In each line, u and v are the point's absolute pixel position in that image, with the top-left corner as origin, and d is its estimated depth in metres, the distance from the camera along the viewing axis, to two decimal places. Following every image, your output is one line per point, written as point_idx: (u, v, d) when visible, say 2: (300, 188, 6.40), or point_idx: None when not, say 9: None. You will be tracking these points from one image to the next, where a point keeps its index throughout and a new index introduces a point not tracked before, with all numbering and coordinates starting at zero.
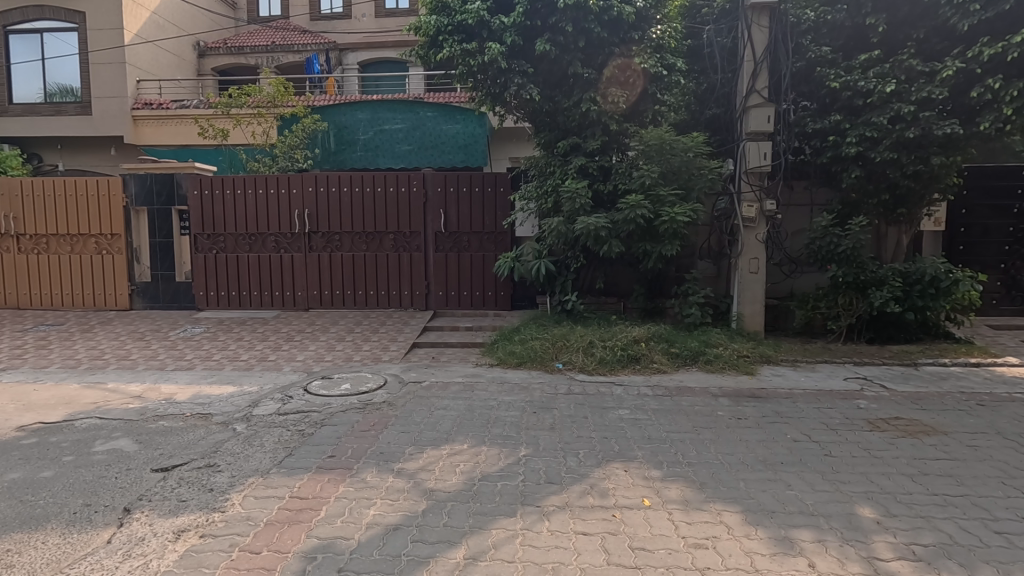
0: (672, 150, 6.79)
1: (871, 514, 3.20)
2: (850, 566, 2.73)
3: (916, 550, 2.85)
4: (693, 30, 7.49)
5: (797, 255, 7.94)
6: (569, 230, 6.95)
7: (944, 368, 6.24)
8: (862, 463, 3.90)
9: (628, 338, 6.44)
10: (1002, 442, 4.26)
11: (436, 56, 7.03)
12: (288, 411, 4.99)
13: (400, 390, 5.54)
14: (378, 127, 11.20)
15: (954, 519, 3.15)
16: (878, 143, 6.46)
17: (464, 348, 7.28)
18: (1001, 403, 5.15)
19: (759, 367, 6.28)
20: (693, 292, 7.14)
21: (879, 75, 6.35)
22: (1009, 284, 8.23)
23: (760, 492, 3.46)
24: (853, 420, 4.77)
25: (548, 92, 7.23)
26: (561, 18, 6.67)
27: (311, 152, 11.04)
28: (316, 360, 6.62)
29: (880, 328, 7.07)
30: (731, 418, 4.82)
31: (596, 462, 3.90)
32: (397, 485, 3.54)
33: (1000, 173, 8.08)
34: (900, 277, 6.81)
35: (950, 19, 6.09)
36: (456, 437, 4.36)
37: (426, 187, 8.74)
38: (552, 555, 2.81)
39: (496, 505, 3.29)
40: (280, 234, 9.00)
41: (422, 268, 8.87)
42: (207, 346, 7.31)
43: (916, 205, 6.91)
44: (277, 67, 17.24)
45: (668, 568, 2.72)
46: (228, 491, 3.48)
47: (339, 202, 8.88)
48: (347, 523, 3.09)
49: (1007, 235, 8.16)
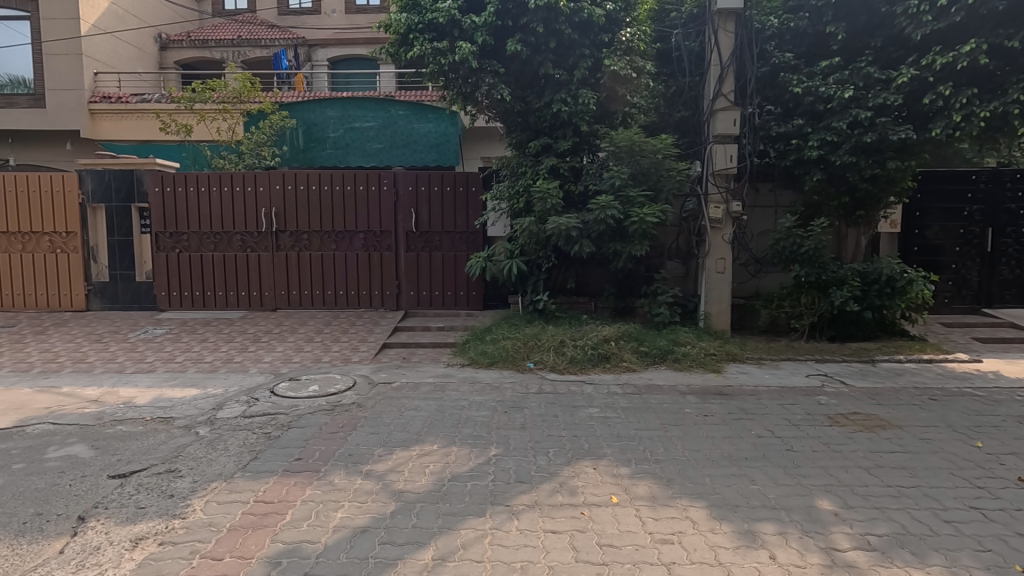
0: (642, 151, 6.90)
1: (830, 507, 3.31)
2: (809, 557, 2.81)
3: (872, 540, 2.96)
4: (662, 33, 7.60)
5: (762, 255, 8.15)
6: (540, 230, 7.00)
7: (900, 364, 6.47)
8: (822, 458, 4.03)
9: (599, 337, 6.51)
10: (952, 435, 4.46)
11: (406, 55, 7.00)
12: (254, 414, 4.89)
13: (370, 391, 5.50)
14: (348, 125, 11.02)
15: (907, 509, 3.28)
16: (838, 147, 6.68)
17: (435, 348, 7.26)
18: (952, 398, 5.39)
19: (725, 365, 6.41)
20: (662, 292, 7.28)
21: (838, 82, 6.57)
22: (959, 284, 8.60)
23: (724, 487, 3.55)
24: (814, 415, 4.92)
25: (520, 93, 7.28)
26: (532, 18, 6.69)
27: (279, 149, 10.81)
28: (284, 362, 6.51)
29: (841, 326, 7.30)
30: (698, 415, 4.91)
31: (566, 461, 3.93)
32: (366, 487, 3.51)
33: (951, 177, 8.46)
34: (859, 277, 7.04)
35: (905, 28, 6.29)
36: (426, 438, 4.34)
37: (397, 186, 8.66)
38: (520, 554, 2.82)
39: (465, 506, 3.28)
40: (246, 234, 8.80)
41: (392, 268, 8.78)
42: (170, 348, 7.10)
43: (874, 207, 7.18)
44: (244, 62, 16.88)
45: (635, 564, 2.76)
46: (189, 497, 3.39)
47: (308, 201, 8.73)
48: (313, 527, 3.04)
49: (958, 237, 8.52)
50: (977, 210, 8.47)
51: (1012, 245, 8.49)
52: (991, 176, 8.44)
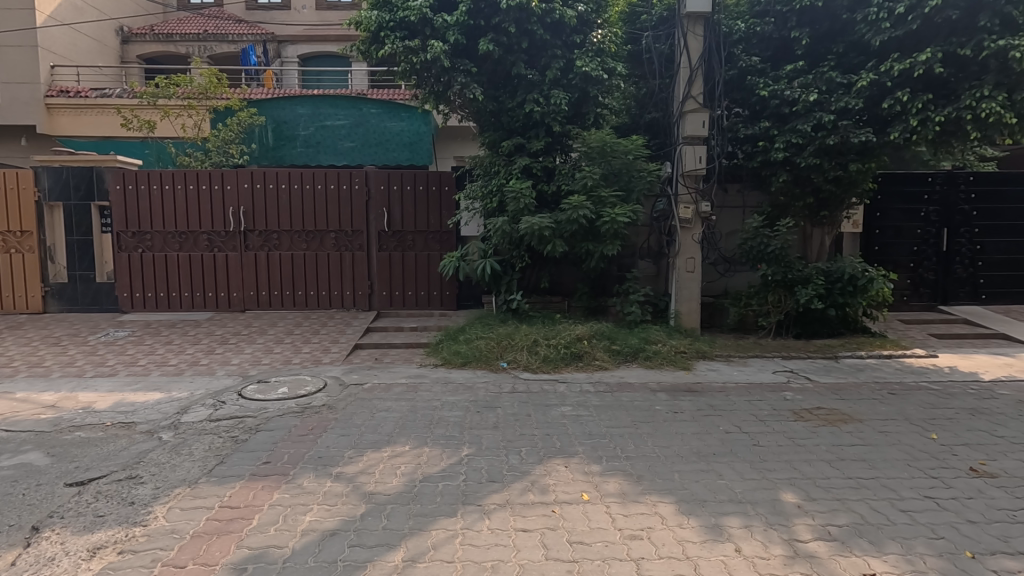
0: (614, 152, 6.98)
1: (793, 499, 3.40)
2: (772, 549, 2.88)
3: (832, 531, 3.05)
4: (633, 36, 7.71)
5: (730, 255, 8.33)
6: (513, 230, 7.02)
7: (861, 360, 6.69)
8: (787, 452, 4.13)
9: (572, 336, 6.56)
10: (909, 427, 4.63)
11: (378, 52, 6.93)
12: (220, 417, 4.78)
13: (341, 393, 5.43)
14: (320, 123, 10.84)
15: (866, 500, 3.40)
16: (802, 149, 6.86)
17: (409, 348, 7.22)
18: (910, 392, 5.60)
19: (695, 362, 6.54)
20: (633, 291, 7.37)
21: (802, 85, 6.74)
22: (918, 282, 8.92)
23: (693, 482, 3.62)
24: (780, 411, 5.05)
25: (493, 92, 7.26)
26: (504, 18, 6.70)
27: (247, 147, 10.59)
28: (253, 364, 6.39)
29: (806, 323, 7.50)
30: (668, 412, 4.99)
31: (538, 459, 3.95)
32: (336, 489, 3.47)
33: (909, 179, 8.77)
34: (823, 276, 7.24)
35: (865, 35, 6.49)
36: (398, 439, 4.32)
37: (369, 185, 8.57)
38: (491, 554, 2.82)
39: (436, 506, 3.28)
40: (213, 233, 8.60)
41: (364, 268, 8.69)
42: (132, 351, 6.89)
43: (836, 208, 7.39)
44: (211, 57, 16.49)
45: (604, 560, 2.79)
46: (150, 504, 3.29)
47: (277, 200, 8.58)
48: (281, 531, 2.99)
49: (916, 236, 8.85)
50: (933, 211, 8.80)
51: (965, 244, 8.86)
52: (946, 179, 8.79)
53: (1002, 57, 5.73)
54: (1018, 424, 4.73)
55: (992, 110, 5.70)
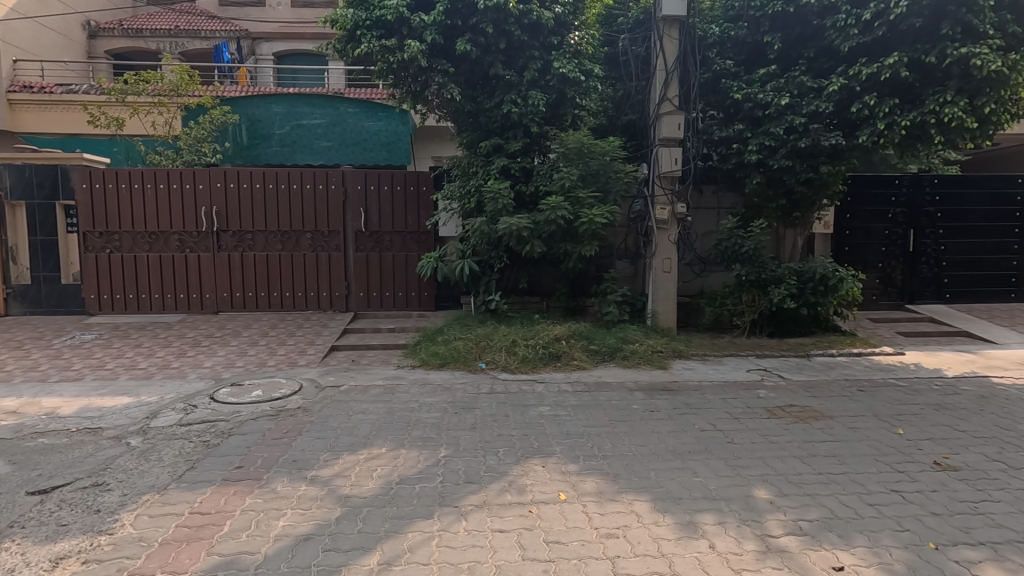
0: (591, 153, 7.03)
1: (766, 495, 3.47)
2: (745, 544, 2.93)
3: (803, 526, 3.11)
4: (610, 38, 7.78)
5: (706, 255, 8.46)
6: (491, 230, 7.03)
7: (832, 358, 6.85)
8: (760, 449, 4.21)
9: (550, 337, 6.59)
10: (877, 423, 4.76)
11: (354, 51, 6.87)
12: (192, 421, 4.68)
13: (316, 395, 5.36)
14: (295, 122, 10.66)
15: (836, 495, 3.48)
16: (775, 151, 7.00)
17: (386, 349, 7.17)
18: (878, 388, 5.75)
19: (671, 361, 6.62)
20: (611, 292, 7.43)
21: (775, 89, 6.87)
22: (886, 281, 9.15)
23: (668, 480, 3.66)
24: (754, 409, 5.14)
25: (470, 92, 7.25)
26: (481, 18, 6.69)
27: (221, 146, 10.39)
28: (226, 366, 6.26)
29: (779, 322, 7.65)
30: (644, 411, 5.04)
31: (515, 460, 3.95)
32: (310, 493, 3.42)
33: (878, 181, 9.01)
34: (796, 276, 7.38)
35: (834, 41, 6.64)
36: (375, 441, 4.27)
37: (346, 185, 8.48)
38: (467, 555, 2.81)
39: (413, 508, 3.25)
40: (184, 233, 8.41)
41: (341, 269, 8.59)
42: (100, 354, 6.70)
43: (808, 209, 7.55)
44: (182, 54, 16.14)
45: (580, 559, 2.80)
46: (117, 512, 3.21)
47: (252, 200, 8.44)
48: (253, 537, 2.93)
49: (885, 237, 9.09)
50: (900, 212, 9.06)
51: (930, 245, 9.15)
52: (912, 181, 9.05)
53: (963, 64, 5.91)
54: (979, 418, 4.89)
55: (955, 115, 5.88)
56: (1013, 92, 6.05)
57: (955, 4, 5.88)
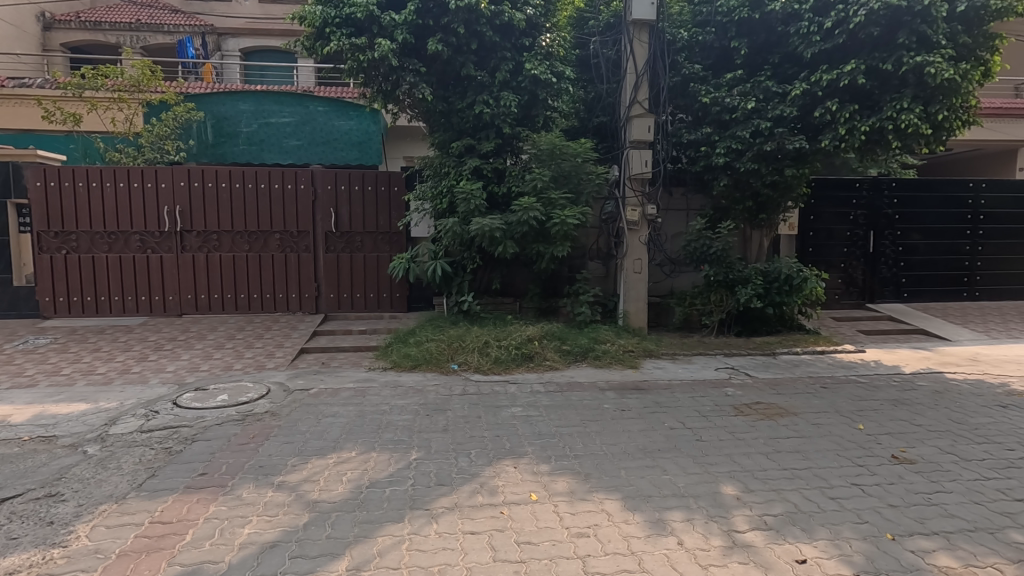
0: (563, 155, 7.07)
1: (733, 491, 3.54)
2: (712, 540, 2.99)
3: (768, 520, 3.19)
4: (581, 41, 7.86)
5: (676, 256, 8.60)
6: (464, 231, 7.01)
7: (797, 356, 7.03)
8: (727, 446, 4.30)
9: (522, 337, 6.62)
10: (839, 419, 4.91)
11: (323, 49, 6.78)
12: (153, 428, 4.53)
13: (284, 399, 5.25)
14: (263, 120, 10.42)
15: (799, 489, 3.58)
16: (742, 154, 7.15)
17: (357, 351, 7.08)
18: (840, 385, 5.93)
19: (642, 361, 6.71)
20: (583, 292, 7.49)
21: (741, 93, 7.02)
22: (848, 281, 9.44)
23: (638, 479, 3.70)
24: (722, 406, 5.25)
25: (442, 92, 7.22)
26: (453, 19, 6.66)
27: (184, 144, 10.14)
28: (190, 371, 6.08)
29: (747, 322, 7.81)
30: (616, 410, 5.10)
31: (487, 461, 3.94)
32: (277, 499, 3.35)
33: (840, 184, 9.29)
34: (762, 276, 7.56)
35: (797, 47, 6.82)
36: (344, 445, 4.21)
37: (316, 185, 8.35)
38: (438, 558, 2.79)
39: (383, 512, 3.22)
40: (146, 234, 8.15)
41: (311, 270, 8.45)
42: (55, 359, 6.45)
43: (774, 211, 7.74)
44: (144, 48, 15.63)
45: (551, 559, 2.81)
46: (72, 523, 3.09)
47: (217, 200, 8.24)
48: (217, 545, 2.86)
49: (847, 239, 9.38)
50: (860, 215, 9.38)
51: (889, 246, 9.49)
52: (871, 184, 9.38)
53: (918, 72, 6.15)
54: (934, 413, 5.09)
55: (911, 121, 6.11)
56: (964, 100, 6.33)
57: (910, 15, 6.11)
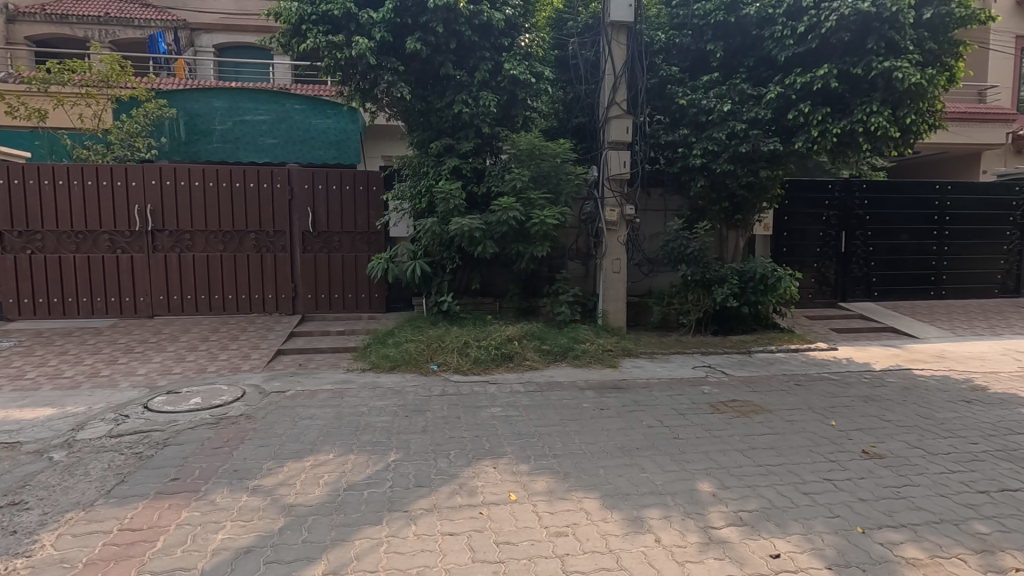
0: (542, 155, 7.08)
1: (709, 488, 3.59)
2: (689, 537, 3.03)
3: (743, 516, 3.24)
4: (560, 41, 7.88)
5: (654, 256, 8.70)
6: (443, 231, 6.99)
7: (772, 354, 7.16)
8: (704, 443, 4.36)
9: (502, 338, 6.62)
10: (812, 416, 5.01)
11: (299, 46, 6.69)
12: (123, 432, 4.41)
13: (260, 402, 5.16)
14: (238, 117, 10.23)
15: (773, 485, 3.64)
16: (718, 156, 7.25)
17: (335, 353, 6.99)
18: (813, 382, 6.06)
19: (621, 360, 6.76)
20: (562, 292, 7.52)
21: (718, 95, 7.12)
22: (821, 281, 9.65)
23: (617, 477, 3.73)
24: (699, 404, 5.31)
25: (421, 92, 7.18)
26: (431, 18, 6.63)
27: (156, 141, 9.86)
28: (161, 374, 5.94)
29: (723, 320, 7.93)
30: (595, 409, 5.13)
31: (466, 462, 3.93)
32: (252, 504, 3.30)
33: (813, 186, 9.49)
34: (737, 275, 7.68)
35: (771, 50, 6.94)
36: (322, 447, 4.16)
37: (292, 184, 8.23)
38: (417, 559, 2.78)
39: (361, 515, 3.18)
40: (116, 233, 7.95)
41: (288, 270, 8.32)
42: (19, 363, 6.23)
43: (749, 212, 7.87)
44: (113, 43, 15.29)
45: (530, 558, 2.82)
46: (36, 532, 2.99)
47: (190, 198, 8.06)
48: (189, 552, 2.80)
49: (820, 239, 9.59)
50: (832, 215, 9.59)
51: (860, 246, 9.73)
52: (843, 186, 9.61)
53: (887, 77, 6.31)
54: (902, 408, 5.24)
55: (880, 124, 6.27)
56: (930, 104, 6.51)
57: (879, 21, 6.27)
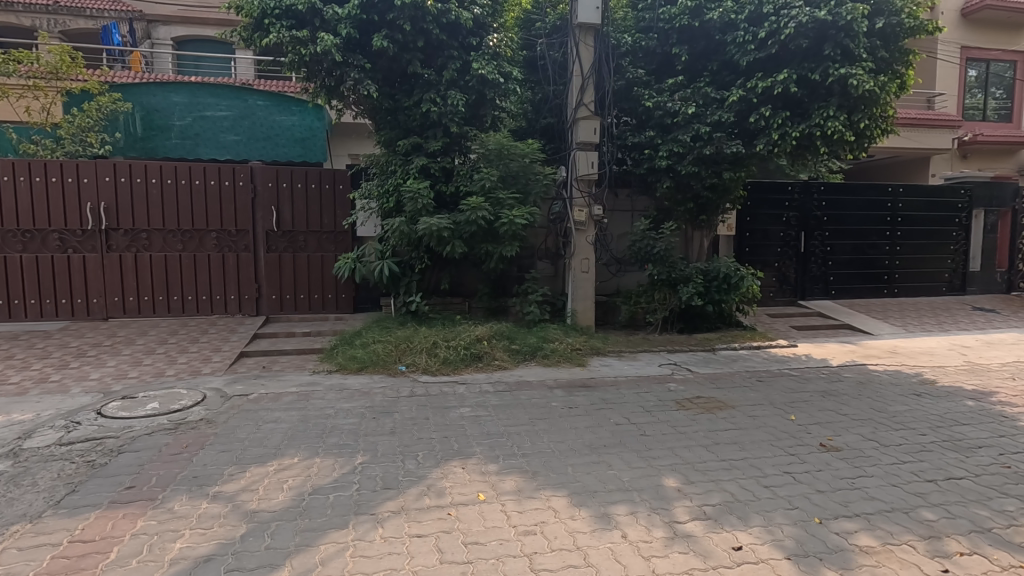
0: (511, 155, 7.09)
1: (674, 483, 3.66)
2: (655, 532, 3.08)
3: (707, 510, 3.31)
4: (528, 42, 7.91)
5: (621, 256, 8.82)
6: (411, 231, 6.93)
7: (735, 351, 7.35)
8: (670, 439, 4.44)
9: (471, 338, 6.60)
10: (773, 411, 5.17)
11: (262, 41, 6.54)
12: (74, 440, 4.23)
13: (221, 406, 5.01)
14: (198, 113, 9.91)
15: (736, 479, 3.74)
16: (683, 157, 7.40)
17: (300, 355, 6.85)
18: (774, 378, 6.25)
19: (589, 359, 6.82)
20: (532, 292, 7.55)
21: (683, 98, 7.26)
22: (782, 280, 9.94)
23: (585, 475, 3.76)
24: (665, 401, 5.41)
25: (388, 90, 7.10)
26: (399, 15, 6.56)
27: (110, 136, 9.47)
28: (116, 378, 5.71)
29: (689, 319, 8.09)
30: (563, 407, 5.17)
31: (435, 462, 3.92)
32: (213, 510, 3.20)
33: (773, 188, 9.77)
34: (702, 275, 7.85)
35: (734, 55, 7.11)
36: (286, 451, 4.07)
37: (255, 182, 8.03)
38: (384, 563, 2.75)
39: (327, 519, 3.13)
40: (67, 232, 7.61)
41: (251, 270, 8.11)
42: None
43: (712, 213, 8.05)
44: (63, 33, 14.68)
45: (498, 558, 2.82)
46: None
47: (147, 196, 7.78)
48: (145, 562, 2.70)
49: (780, 239, 9.88)
50: (792, 216, 9.89)
51: (818, 246, 10.06)
52: (803, 188, 9.91)
53: (843, 83, 6.54)
54: (857, 402, 5.44)
55: (836, 128, 6.50)
56: (882, 110, 6.79)
57: (835, 28, 6.48)
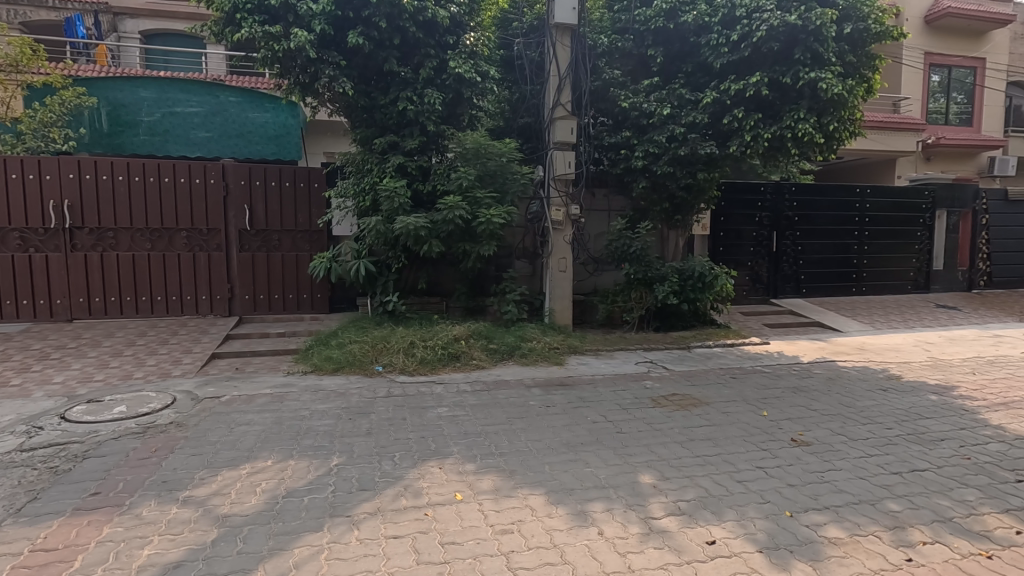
0: (488, 154, 7.09)
1: (650, 480, 3.70)
2: (630, 528, 3.11)
3: (682, 506, 3.36)
4: (505, 41, 7.92)
5: (598, 255, 8.89)
6: (388, 230, 6.87)
7: (709, 349, 7.47)
8: (646, 436, 4.49)
9: (449, 337, 6.58)
10: (746, 407, 5.27)
11: (233, 36, 6.40)
12: (36, 445, 4.09)
13: (192, 409, 4.90)
14: (167, 109, 9.66)
15: (710, 475, 3.79)
16: (659, 158, 7.49)
17: (275, 356, 6.74)
18: (747, 375, 6.37)
19: (567, 357, 6.85)
20: (510, 291, 7.55)
21: (658, 99, 7.34)
22: (755, 279, 10.13)
23: (562, 473, 3.78)
24: (641, 399, 5.47)
25: (364, 87, 7.02)
26: (374, 12, 6.50)
27: (74, 132, 9.17)
28: (81, 382, 5.54)
29: (664, 317, 8.20)
30: (541, 406, 5.19)
31: (412, 463, 3.89)
32: (182, 515, 3.13)
33: (746, 188, 9.95)
34: (677, 274, 7.95)
35: (708, 57, 7.22)
36: (259, 454, 4.00)
37: (227, 180, 7.87)
38: (360, 565, 2.72)
39: (301, 522, 3.09)
40: (28, 230, 7.36)
41: (223, 270, 7.94)
42: None
43: (687, 213, 8.16)
44: (24, 24, 14.23)
45: (475, 557, 2.81)
46: None
47: (114, 194, 7.56)
48: (111, 570, 2.63)
49: (753, 239, 10.07)
50: (765, 216, 10.09)
51: (790, 246, 10.28)
52: (775, 188, 10.12)
53: (813, 86, 6.69)
54: (827, 398, 5.58)
55: (807, 131, 6.65)
56: (851, 113, 6.96)
57: (805, 33, 6.63)
